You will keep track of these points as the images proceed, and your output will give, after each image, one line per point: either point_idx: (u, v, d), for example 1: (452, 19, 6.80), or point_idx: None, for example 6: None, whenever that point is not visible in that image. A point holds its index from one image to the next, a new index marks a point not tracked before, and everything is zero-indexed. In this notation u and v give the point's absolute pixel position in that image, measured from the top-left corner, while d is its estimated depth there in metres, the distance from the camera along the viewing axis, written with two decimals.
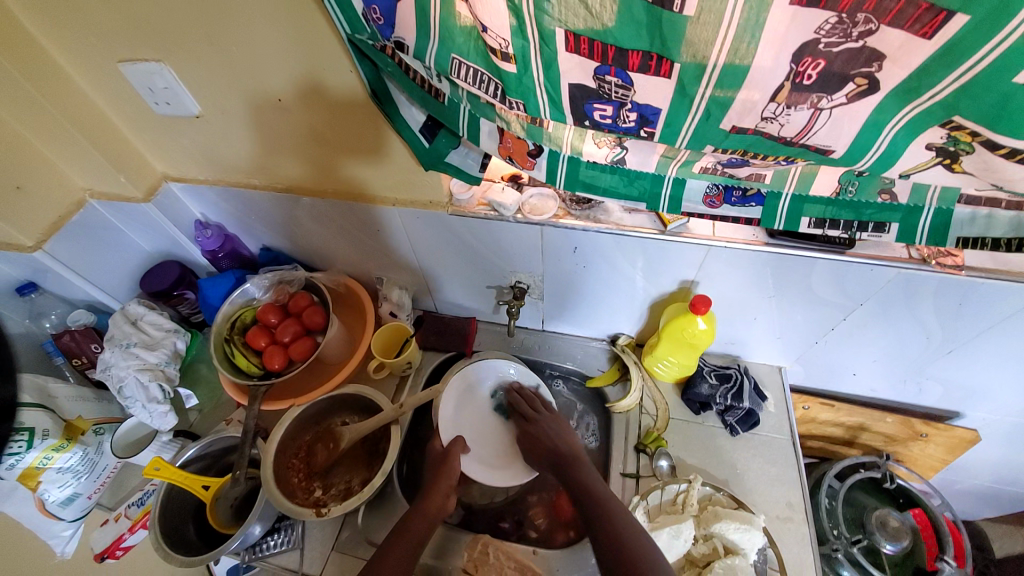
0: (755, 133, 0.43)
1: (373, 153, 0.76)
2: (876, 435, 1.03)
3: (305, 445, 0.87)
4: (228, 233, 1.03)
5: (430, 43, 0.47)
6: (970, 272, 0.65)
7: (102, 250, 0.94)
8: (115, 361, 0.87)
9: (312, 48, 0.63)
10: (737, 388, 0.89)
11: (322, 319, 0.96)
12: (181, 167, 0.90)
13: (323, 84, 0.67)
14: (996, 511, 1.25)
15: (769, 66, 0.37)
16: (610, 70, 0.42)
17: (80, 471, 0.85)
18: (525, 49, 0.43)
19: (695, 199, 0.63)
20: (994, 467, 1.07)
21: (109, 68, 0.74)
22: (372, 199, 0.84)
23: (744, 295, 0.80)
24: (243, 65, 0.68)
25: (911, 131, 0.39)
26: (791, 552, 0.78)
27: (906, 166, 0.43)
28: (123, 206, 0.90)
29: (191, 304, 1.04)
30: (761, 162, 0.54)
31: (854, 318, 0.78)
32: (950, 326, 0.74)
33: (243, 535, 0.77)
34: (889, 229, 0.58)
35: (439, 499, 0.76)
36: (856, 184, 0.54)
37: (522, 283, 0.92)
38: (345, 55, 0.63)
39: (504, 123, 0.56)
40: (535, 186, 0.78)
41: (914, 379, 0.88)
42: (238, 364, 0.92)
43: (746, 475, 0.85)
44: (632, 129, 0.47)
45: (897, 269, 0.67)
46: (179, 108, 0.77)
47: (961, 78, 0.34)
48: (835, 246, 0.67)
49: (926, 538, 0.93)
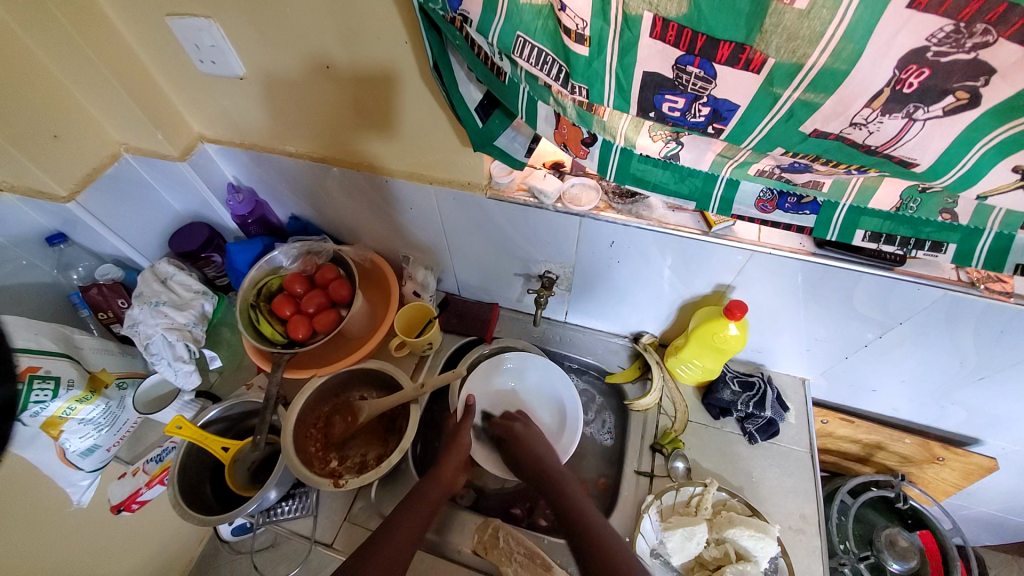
0: (837, 138, 0.41)
1: (384, 128, 0.77)
2: (892, 455, 1.02)
3: (324, 416, 0.88)
4: (258, 199, 1.02)
5: (496, 18, 0.46)
6: (1020, 300, 0.63)
7: (134, 206, 0.94)
8: (143, 318, 0.87)
9: (343, 8, 0.61)
10: (760, 396, 0.88)
11: (347, 292, 0.96)
12: (217, 128, 0.90)
13: (338, 57, 0.68)
14: (1000, 539, 1.25)
15: (867, 72, 0.35)
16: (693, 60, 0.40)
17: (102, 424, 0.86)
18: (603, 31, 0.41)
19: (747, 203, 0.62)
20: (1006, 497, 1.06)
21: (156, 22, 0.73)
22: (378, 173, 0.84)
23: (778, 305, 0.79)
24: (273, 23, 0.67)
25: (1002, 150, 0.37)
26: (802, 564, 0.77)
27: (986, 187, 0.41)
28: (158, 163, 0.90)
29: (218, 267, 1.05)
30: (823, 170, 0.51)
31: (889, 336, 0.77)
32: (987, 352, 0.72)
33: (260, 499, 0.78)
34: (946, 249, 0.56)
35: (450, 473, 0.78)
36: (917, 201, 0.53)
37: (551, 273, 0.91)
38: (365, 24, 0.63)
39: (560, 107, 0.54)
40: (577, 175, 0.77)
41: (939, 403, 0.87)
42: (262, 330, 0.92)
43: (760, 483, 0.84)
44: (700, 124, 0.45)
45: (945, 290, 0.65)
46: (224, 68, 0.76)
47: None
48: (885, 262, 0.65)
49: (933, 560, 0.93)
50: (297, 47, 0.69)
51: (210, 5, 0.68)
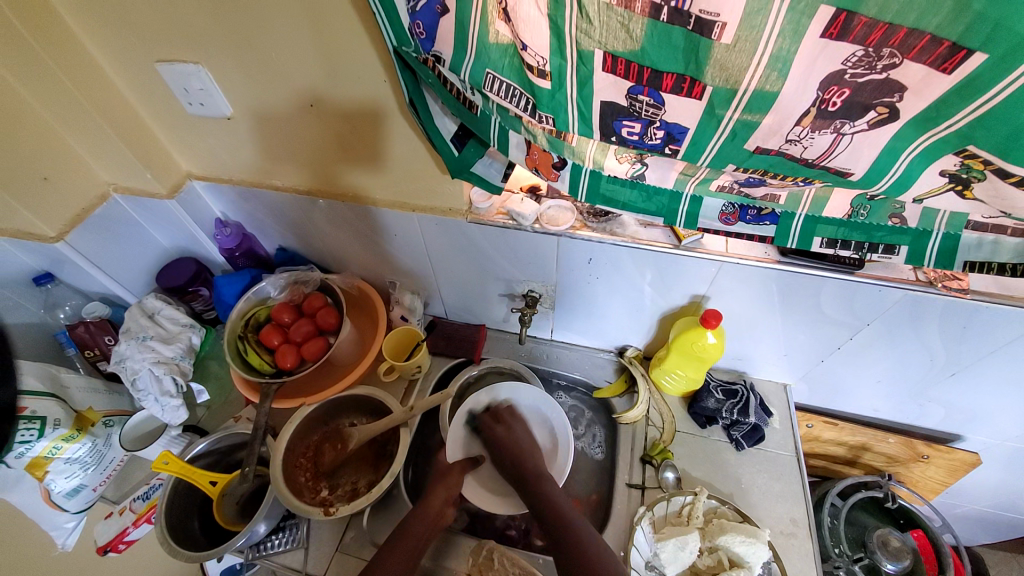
0: (779, 154, 0.45)
1: (367, 160, 0.80)
2: (878, 456, 1.04)
3: (313, 444, 0.88)
4: (246, 232, 1.04)
5: (466, 57, 0.50)
6: (976, 295, 0.67)
7: (123, 244, 0.95)
8: (130, 353, 0.87)
9: (329, 55, 0.66)
10: (743, 403, 0.90)
11: (335, 320, 0.97)
12: (205, 165, 0.93)
13: (325, 95, 0.72)
14: (994, 537, 1.26)
15: (796, 94, 0.39)
16: (643, 89, 0.44)
17: (88, 463, 0.86)
18: (562, 67, 0.45)
19: (711, 216, 0.66)
20: (993, 492, 1.08)
21: (146, 69, 0.77)
22: (363, 203, 0.87)
23: (753, 312, 0.82)
24: (263, 69, 0.71)
25: (926, 156, 0.41)
26: (796, 567, 0.78)
27: (919, 190, 0.45)
28: (146, 201, 0.92)
29: (205, 301, 1.06)
30: (776, 183, 0.56)
31: (860, 337, 0.80)
32: (953, 348, 0.76)
33: (249, 533, 0.77)
34: (900, 251, 0.60)
35: (438, 506, 0.77)
36: (867, 208, 0.57)
37: (534, 292, 0.93)
38: (348, 63, 0.67)
39: (530, 135, 0.58)
40: (553, 197, 0.81)
41: (915, 400, 0.90)
42: (250, 361, 0.92)
43: (750, 490, 0.85)
44: (657, 146, 0.49)
45: (905, 290, 0.69)
46: (211, 109, 0.80)
47: (976, 111, 0.36)
48: (846, 266, 0.69)
49: (928, 561, 0.94)
50: (285, 88, 0.73)
51: (201, 50, 0.72)
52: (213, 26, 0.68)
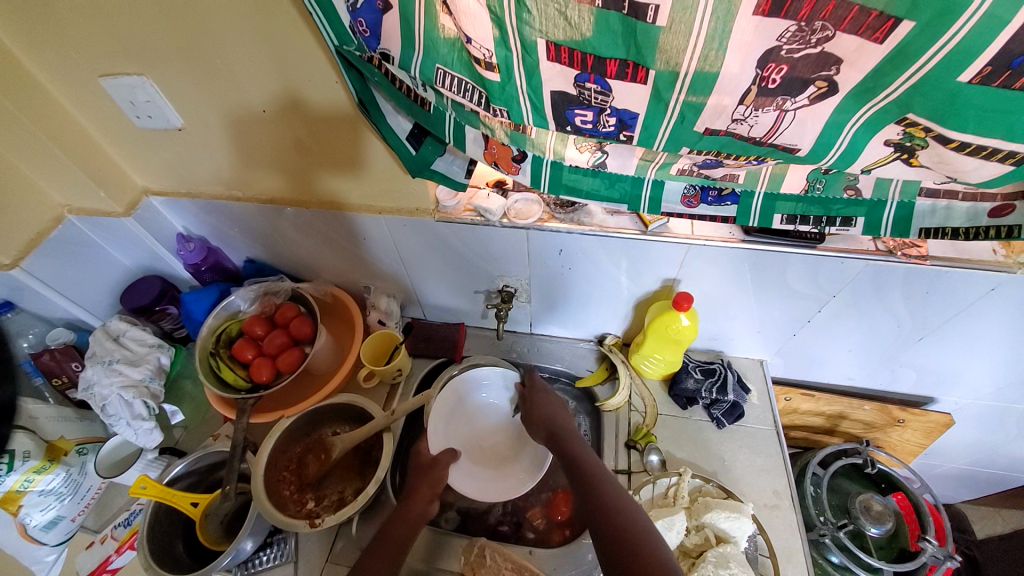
0: (728, 134, 0.45)
1: (345, 165, 0.78)
2: (855, 423, 1.07)
3: (295, 457, 0.86)
4: (211, 246, 1.02)
5: (415, 53, 0.49)
6: (935, 261, 0.69)
7: (82, 267, 0.92)
8: (97, 378, 0.85)
9: (293, 65, 0.65)
10: (722, 381, 0.92)
11: (310, 329, 0.95)
12: (162, 180, 0.90)
13: (307, 101, 0.69)
14: (974, 493, 1.31)
15: (736, 73, 0.40)
16: (589, 77, 0.44)
17: (63, 493, 0.84)
18: (508, 58, 0.45)
19: (673, 200, 0.66)
20: (969, 450, 1.12)
21: (91, 84, 0.74)
22: (340, 210, 0.85)
23: (725, 292, 0.83)
24: (223, 80, 0.69)
25: (872, 126, 0.42)
26: (780, 538, 0.80)
27: (867, 161, 0.46)
28: (103, 221, 0.89)
29: (174, 319, 1.02)
30: (733, 163, 0.56)
31: (828, 309, 0.82)
32: (918, 314, 0.78)
33: (235, 551, 0.76)
34: (856, 223, 0.62)
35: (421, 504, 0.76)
36: (823, 181, 0.58)
37: (509, 286, 0.93)
38: (328, 68, 0.64)
39: (489, 130, 0.58)
40: (520, 190, 0.80)
41: (888, 366, 0.92)
42: (225, 377, 0.91)
43: (733, 465, 0.87)
44: (612, 133, 0.49)
45: (866, 260, 0.71)
46: (162, 121, 0.77)
47: (913, 76, 0.36)
48: (807, 240, 0.71)
49: (909, 522, 0.96)
50: (264, 94, 0.70)
51: (170, 59, 0.68)
52: (188, 32, 0.64)
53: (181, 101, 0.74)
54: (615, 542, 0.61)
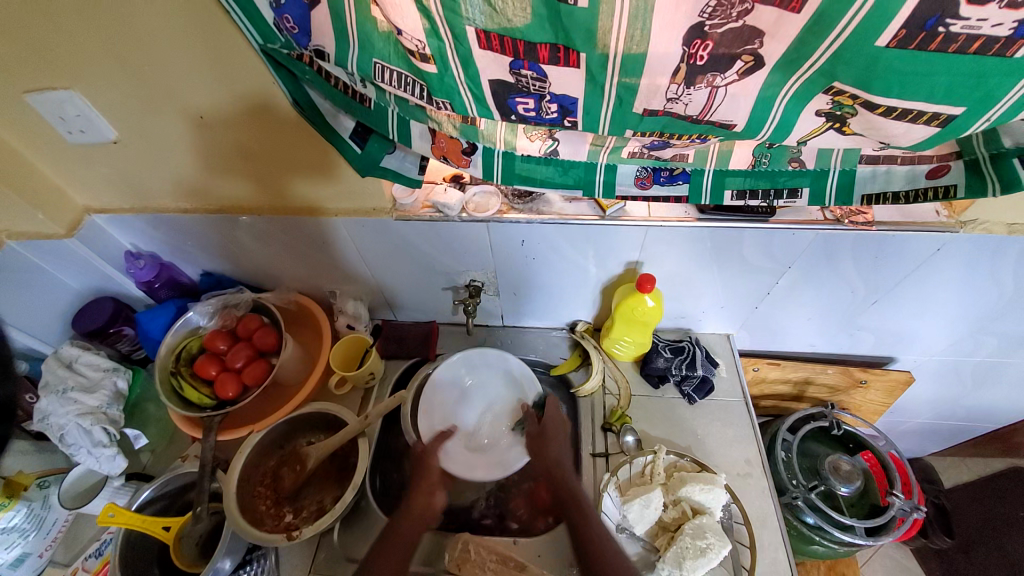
0: (666, 113, 0.46)
1: (320, 170, 0.76)
2: (821, 387, 1.11)
3: (270, 470, 0.84)
4: (163, 262, 0.98)
5: (349, 49, 0.47)
6: (880, 226, 0.72)
7: (28, 294, 0.87)
8: (52, 409, 0.82)
9: (233, 66, 0.62)
10: (691, 358, 0.94)
11: (274, 339, 0.93)
12: (104, 197, 0.86)
13: (279, 105, 0.66)
14: (938, 445, 1.38)
15: (665, 53, 0.40)
16: (523, 63, 0.44)
17: (26, 530, 0.80)
18: (441, 48, 0.44)
19: (626, 183, 0.66)
20: (929, 404, 1.18)
21: (14, 101, 0.69)
22: (316, 215, 0.83)
23: (688, 270, 0.85)
24: (158, 87, 0.66)
25: (799, 100, 0.43)
26: (754, 504, 0.83)
27: (802, 132, 0.47)
28: (44, 245, 0.85)
29: (132, 341, 0.98)
30: (679, 143, 0.57)
31: (786, 281, 0.84)
32: (870, 278, 0.81)
33: (212, 572, 0.73)
34: (802, 194, 0.63)
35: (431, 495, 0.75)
36: (768, 156, 0.59)
37: (476, 281, 0.93)
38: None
39: (436, 124, 0.57)
40: (477, 184, 0.80)
41: (848, 331, 0.96)
42: (188, 397, 0.88)
43: (706, 438, 0.89)
44: (555, 119, 0.49)
45: (816, 230, 0.73)
46: (95, 135, 0.73)
47: (833, 44, 0.37)
48: (759, 214, 0.72)
49: (877, 477, 1.01)
50: (218, 100, 0.67)
51: (106, 70, 0.64)
52: (114, 39, 0.60)
53: (128, 113, 0.70)
54: (594, 565, 0.64)
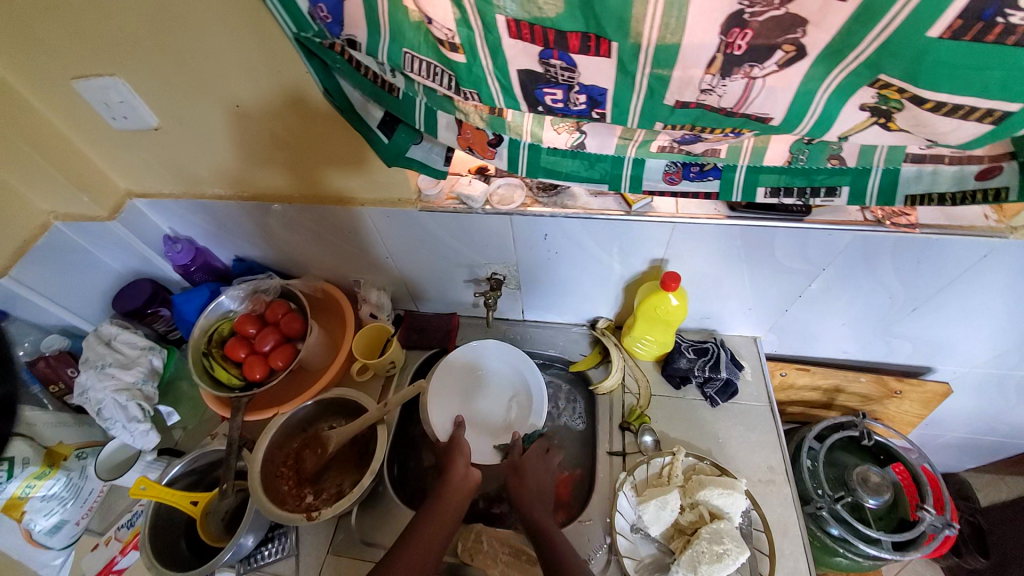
0: (698, 106, 0.44)
1: (353, 162, 0.77)
2: (853, 396, 1.07)
3: (293, 452, 0.86)
4: (199, 247, 1.01)
5: (381, 39, 0.48)
6: (925, 229, 0.68)
7: (73, 273, 0.92)
8: (90, 383, 0.86)
9: (272, 60, 0.64)
10: (715, 360, 0.91)
11: (300, 325, 0.96)
12: (145, 182, 0.89)
13: (321, 98, 0.67)
14: (977, 461, 1.31)
15: (700, 43, 0.39)
16: (553, 53, 0.43)
17: (66, 497, 0.86)
18: (471, 37, 0.44)
19: (654, 178, 0.65)
20: (969, 418, 1.12)
21: (65, 88, 0.73)
22: (347, 206, 0.84)
23: (715, 269, 0.83)
24: (203, 77, 0.68)
25: (842, 93, 0.41)
26: (775, 512, 0.80)
27: (843, 128, 0.45)
28: (89, 226, 0.89)
29: (167, 321, 1.03)
30: (711, 138, 0.55)
31: (820, 283, 0.81)
32: (911, 283, 0.77)
33: (236, 546, 0.77)
34: (841, 192, 0.60)
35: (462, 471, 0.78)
36: (807, 152, 0.57)
37: (498, 274, 0.93)
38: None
39: (464, 115, 0.58)
40: (502, 176, 0.79)
41: (883, 338, 0.92)
42: (218, 377, 0.91)
43: (729, 443, 0.87)
44: (584, 111, 0.48)
45: (855, 231, 0.70)
46: (138, 121, 0.76)
47: (880, 35, 0.35)
48: (793, 213, 0.70)
49: (908, 490, 0.96)
50: (259, 90, 0.69)
51: (150, 59, 0.67)
52: (168, 31, 0.63)
53: (173, 102, 0.73)
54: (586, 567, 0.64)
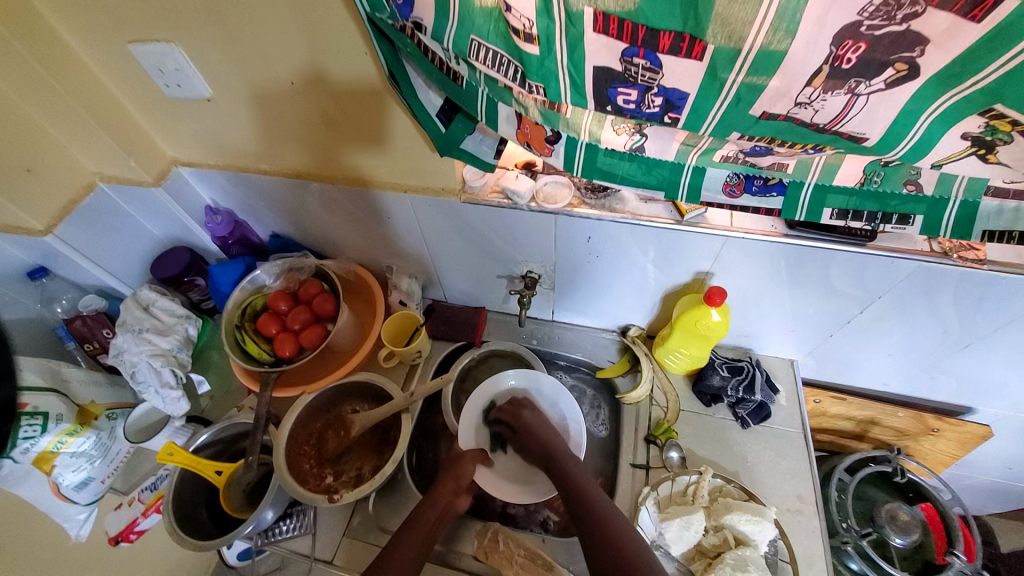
0: (787, 119, 0.43)
1: (388, 144, 0.75)
2: (887, 430, 1.02)
3: (316, 432, 0.87)
4: (237, 220, 1.02)
5: (449, 23, 0.46)
6: (992, 266, 0.64)
7: (114, 236, 0.93)
8: (127, 346, 0.87)
9: (324, 39, 0.63)
10: (749, 380, 0.88)
11: (333, 306, 0.96)
12: (191, 152, 0.90)
13: (375, 81, 0.66)
14: (1004, 507, 1.25)
15: (804, 52, 0.37)
16: (638, 52, 0.42)
17: (94, 456, 0.87)
18: (550, 29, 0.43)
19: (714, 189, 0.62)
20: (1004, 464, 1.07)
21: (123, 52, 0.73)
22: (376, 188, 0.83)
23: (759, 288, 0.80)
24: (255, 51, 0.67)
25: (946, 119, 0.39)
26: (802, 544, 0.77)
27: (938, 156, 0.42)
28: (134, 190, 0.90)
29: (202, 290, 1.04)
30: (784, 152, 0.52)
31: (871, 311, 0.77)
32: (968, 320, 0.73)
33: (256, 520, 0.78)
34: (914, 221, 0.57)
35: (448, 496, 0.75)
36: (881, 174, 0.53)
37: (534, 272, 0.91)
38: (366, 42, 0.62)
39: (521, 108, 0.55)
40: (549, 173, 0.78)
41: (928, 374, 0.87)
42: (249, 350, 0.92)
43: (757, 467, 0.85)
44: (656, 114, 0.47)
45: (919, 262, 0.66)
46: (191, 91, 0.77)
47: (1006, 64, 0.34)
48: (856, 237, 0.66)
49: (935, 532, 0.92)
50: (307, 67, 0.67)
51: (205, 27, 0.66)
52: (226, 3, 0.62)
53: (225, 72, 0.72)
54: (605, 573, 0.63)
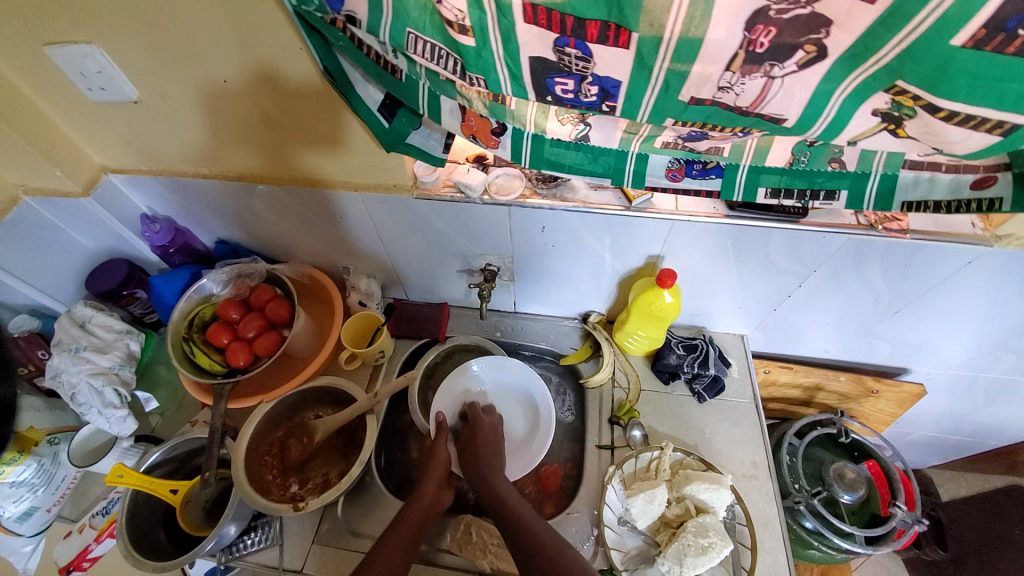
0: (714, 103, 0.45)
1: (331, 141, 0.74)
2: (831, 394, 1.10)
3: (278, 441, 0.85)
4: (179, 227, 0.97)
5: (383, 16, 0.46)
6: (914, 235, 0.69)
7: (42, 252, 0.87)
8: (65, 367, 0.82)
9: (262, 38, 0.61)
10: (703, 356, 0.92)
11: (287, 311, 0.93)
12: (122, 158, 0.84)
13: (319, 78, 0.64)
14: (943, 458, 1.36)
15: (722, 38, 0.39)
16: (569, 41, 0.43)
17: (36, 484, 0.82)
18: (482, 20, 0.43)
19: (657, 173, 0.64)
20: (938, 418, 1.16)
21: (34, 53, 0.68)
22: (327, 187, 0.81)
23: (708, 268, 0.83)
24: (186, 50, 0.64)
25: (858, 96, 0.42)
26: (757, 506, 0.83)
27: (854, 132, 0.46)
28: (61, 202, 0.84)
29: (144, 304, 0.99)
30: (718, 135, 0.54)
31: (809, 284, 0.82)
32: (896, 286, 0.79)
33: (218, 536, 0.75)
34: (839, 196, 0.61)
35: (433, 491, 0.75)
36: (808, 154, 0.56)
37: (491, 265, 0.91)
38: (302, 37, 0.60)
39: (466, 101, 0.55)
40: (500, 166, 0.78)
41: (865, 339, 0.94)
42: (200, 362, 0.88)
43: (713, 438, 0.89)
44: (594, 102, 0.48)
45: (848, 235, 0.71)
46: (117, 94, 0.72)
47: (904, 41, 0.36)
48: (790, 215, 0.70)
49: (880, 487, 0.98)
50: (243, 65, 0.65)
51: (127, 25, 0.62)
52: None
53: (154, 74, 0.68)
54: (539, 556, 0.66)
